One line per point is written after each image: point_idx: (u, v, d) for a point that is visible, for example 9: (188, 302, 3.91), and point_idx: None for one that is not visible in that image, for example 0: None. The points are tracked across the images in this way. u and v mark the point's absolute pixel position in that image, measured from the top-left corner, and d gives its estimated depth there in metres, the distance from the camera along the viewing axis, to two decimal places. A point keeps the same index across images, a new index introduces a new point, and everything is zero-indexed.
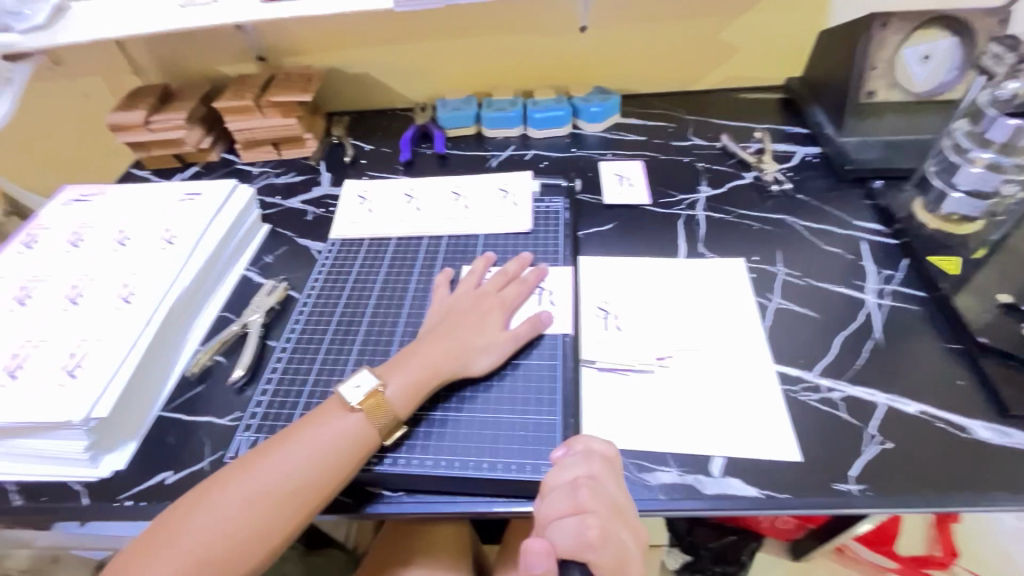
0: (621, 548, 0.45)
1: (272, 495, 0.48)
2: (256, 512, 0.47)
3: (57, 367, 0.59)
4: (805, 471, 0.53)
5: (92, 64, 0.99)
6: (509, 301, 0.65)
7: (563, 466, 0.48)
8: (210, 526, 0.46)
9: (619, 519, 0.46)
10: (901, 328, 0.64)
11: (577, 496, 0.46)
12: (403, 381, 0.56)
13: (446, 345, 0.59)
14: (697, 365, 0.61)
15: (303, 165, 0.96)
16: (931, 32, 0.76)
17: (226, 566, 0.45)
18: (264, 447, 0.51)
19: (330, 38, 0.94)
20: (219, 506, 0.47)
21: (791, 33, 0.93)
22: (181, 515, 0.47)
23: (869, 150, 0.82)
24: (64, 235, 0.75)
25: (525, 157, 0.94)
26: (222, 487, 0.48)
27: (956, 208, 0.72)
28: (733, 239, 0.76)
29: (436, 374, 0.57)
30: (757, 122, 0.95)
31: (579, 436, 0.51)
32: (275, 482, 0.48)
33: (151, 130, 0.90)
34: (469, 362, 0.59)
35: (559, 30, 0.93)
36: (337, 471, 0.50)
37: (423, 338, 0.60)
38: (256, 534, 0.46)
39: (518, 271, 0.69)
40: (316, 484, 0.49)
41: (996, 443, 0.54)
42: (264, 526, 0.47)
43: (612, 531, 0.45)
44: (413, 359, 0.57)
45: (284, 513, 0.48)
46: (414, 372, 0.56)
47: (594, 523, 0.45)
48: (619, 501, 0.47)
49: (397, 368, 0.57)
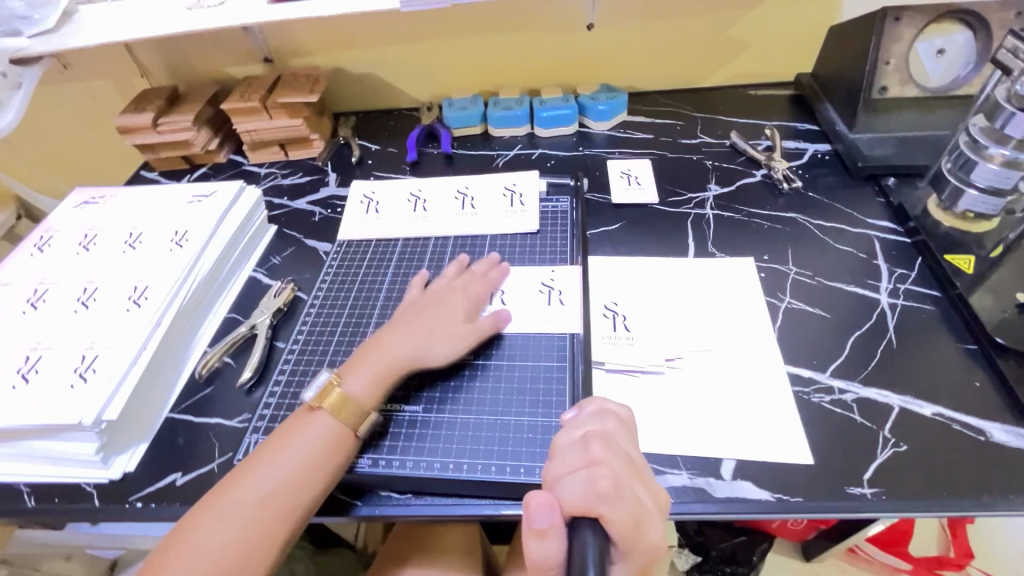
0: (638, 505, 0.39)
1: (269, 496, 0.48)
2: (256, 515, 0.47)
3: (68, 370, 0.59)
4: (818, 475, 0.52)
5: (101, 67, 0.99)
6: (472, 295, 0.64)
7: (575, 424, 0.46)
8: (210, 528, 0.46)
9: (633, 477, 0.41)
10: (915, 329, 0.63)
11: (589, 450, 0.42)
12: (364, 376, 0.56)
13: (404, 338, 0.59)
14: (707, 367, 0.61)
15: (309, 166, 0.96)
16: (946, 25, 0.75)
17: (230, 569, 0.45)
18: (253, 454, 0.51)
19: (335, 39, 0.94)
20: (218, 514, 0.47)
21: (801, 28, 0.91)
22: (182, 528, 0.47)
23: (882, 146, 0.81)
24: (74, 238, 0.76)
25: (532, 156, 0.93)
26: (218, 497, 0.48)
27: (970, 206, 0.71)
28: (742, 238, 0.75)
29: (395, 366, 0.57)
30: (766, 120, 0.94)
31: (591, 399, 0.50)
32: (269, 484, 0.49)
33: (159, 132, 0.90)
34: (428, 352, 0.58)
35: (565, 29, 0.92)
36: (328, 465, 0.51)
37: (384, 333, 0.60)
38: (259, 536, 0.47)
39: (486, 271, 0.68)
40: (311, 481, 0.50)
41: (1013, 446, 0.53)
42: (263, 526, 0.47)
43: (626, 485, 0.40)
44: (371, 354, 0.58)
45: (283, 512, 0.48)
46: (370, 365, 0.57)
47: (605, 475, 0.39)
48: (634, 460, 0.43)
49: (353, 364, 0.57)
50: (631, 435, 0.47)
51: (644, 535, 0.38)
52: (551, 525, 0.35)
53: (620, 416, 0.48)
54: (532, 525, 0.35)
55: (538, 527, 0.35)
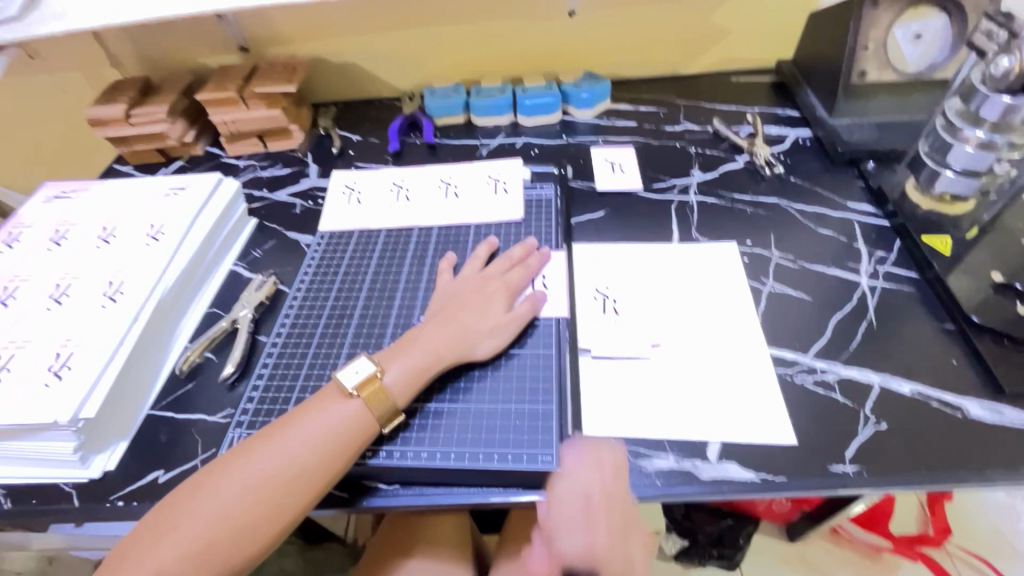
0: (628, 551, 0.47)
1: (273, 482, 0.47)
2: (258, 498, 0.46)
3: (41, 368, 0.57)
4: (800, 455, 0.53)
5: (69, 57, 0.96)
6: (513, 284, 0.64)
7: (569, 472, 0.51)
8: (211, 510, 0.45)
9: (626, 524, 0.48)
10: (895, 310, 0.64)
11: (586, 505, 0.49)
12: (403, 368, 0.55)
13: (449, 331, 0.58)
14: (693, 351, 0.61)
15: (289, 157, 0.94)
16: (921, 11, 0.75)
17: (228, 553, 0.45)
18: (262, 434, 0.50)
19: (314, 27, 0.92)
20: (220, 492, 0.46)
21: (781, 14, 0.92)
22: (183, 501, 0.46)
23: (861, 131, 0.82)
24: (45, 233, 0.74)
25: (516, 145, 0.92)
26: (223, 474, 0.48)
27: (947, 187, 0.72)
28: (726, 223, 0.75)
29: (438, 361, 0.56)
30: (748, 106, 0.94)
31: (588, 440, 0.53)
32: (274, 468, 0.48)
33: (133, 124, 0.88)
34: (471, 346, 0.58)
35: (547, 15, 0.92)
36: (336, 457, 0.50)
37: (426, 324, 0.59)
38: (258, 520, 0.46)
39: (523, 257, 0.68)
40: (317, 472, 0.49)
41: (989, 421, 0.54)
42: (265, 514, 0.46)
43: (618, 544, 0.47)
44: (413, 345, 0.57)
45: (286, 499, 0.47)
46: (415, 358, 0.56)
47: (600, 531, 0.47)
48: (627, 509, 0.49)
49: (396, 354, 0.56)
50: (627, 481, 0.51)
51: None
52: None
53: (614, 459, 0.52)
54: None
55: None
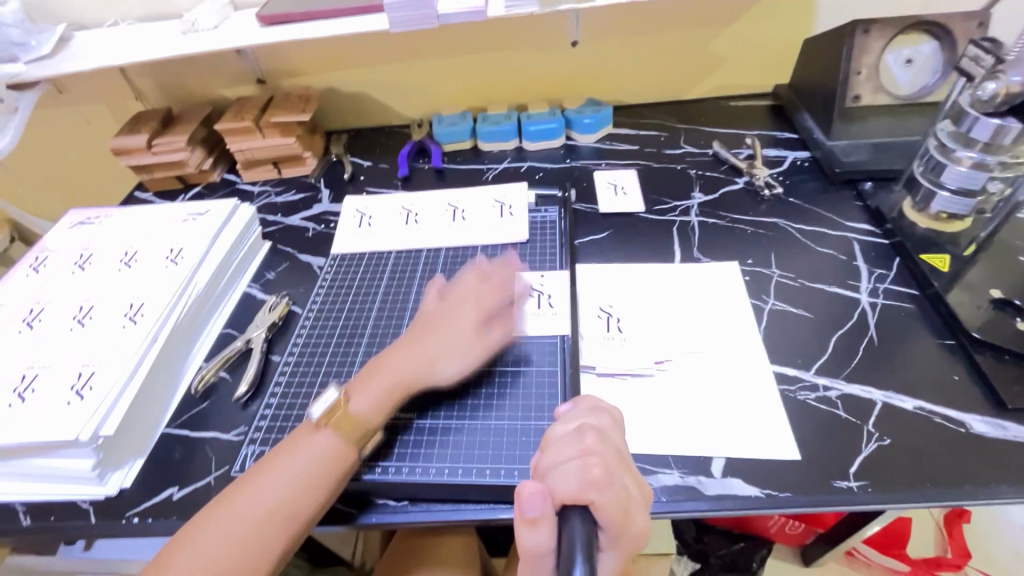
0: (626, 496, 0.39)
1: (257, 522, 0.48)
2: (256, 528, 0.48)
3: (64, 387, 0.59)
4: (805, 470, 0.53)
5: (96, 91, 1.01)
6: (483, 305, 0.64)
7: (570, 419, 0.46)
8: (197, 558, 0.46)
9: (624, 469, 0.42)
10: (896, 327, 0.65)
11: (584, 440, 0.42)
12: (370, 395, 0.56)
13: (410, 355, 0.59)
14: (696, 368, 0.62)
15: (302, 183, 0.98)
16: (913, 36, 0.79)
17: None
18: (243, 477, 0.51)
19: (328, 59, 0.97)
20: (204, 539, 0.47)
21: (776, 42, 0.95)
22: (167, 551, 0.47)
23: (857, 152, 0.84)
24: (69, 258, 0.77)
25: (521, 169, 0.95)
26: (205, 520, 0.48)
27: (944, 206, 0.73)
28: (727, 243, 0.77)
29: (404, 386, 0.58)
30: (747, 129, 0.97)
31: (585, 397, 0.50)
32: (257, 508, 0.49)
33: (154, 153, 0.92)
34: (435, 369, 0.59)
35: (551, 46, 0.96)
36: (330, 482, 0.51)
37: (394, 349, 0.61)
38: (255, 547, 0.47)
39: (497, 273, 0.68)
40: (303, 506, 0.50)
41: (993, 437, 0.54)
42: (252, 554, 0.47)
43: (615, 474, 0.40)
44: (381, 371, 0.58)
45: (282, 526, 0.49)
46: (378, 385, 0.57)
47: (598, 463, 0.40)
48: (624, 454, 0.44)
49: (362, 382, 0.57)
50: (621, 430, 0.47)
51: (632, 523, 0.39)
52: (544, 514, 0.35)
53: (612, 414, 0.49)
54: (524, 514, 0.35)
55: (529, 516, 0.35)
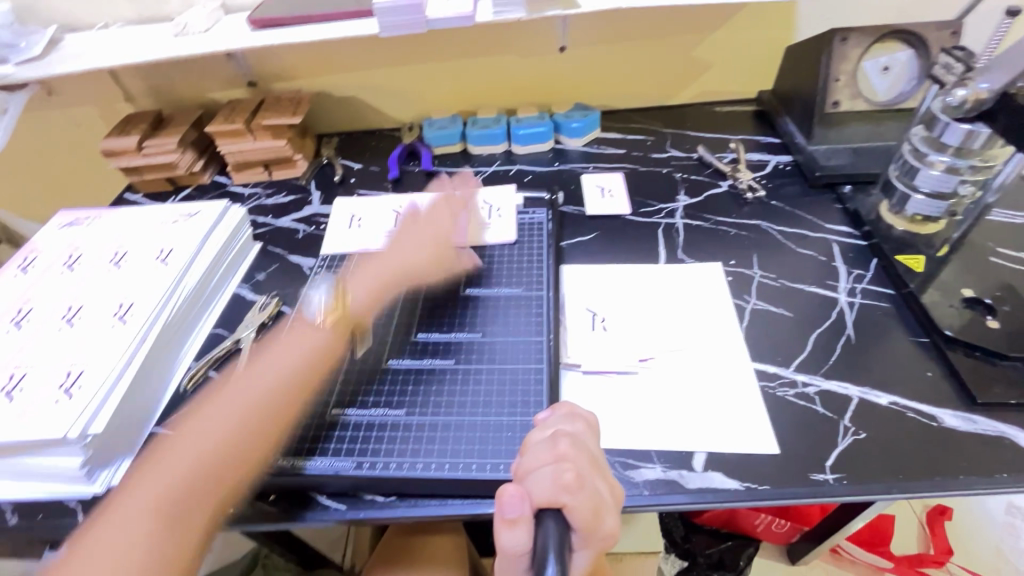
0: (598, 498, 0.40)
1: (228, 428, 0.54)
2: (230, 425, 0.54)
3: (52, 386, 0.60)
4: (783, 464, 0.55)
5: (86, 93, 1.01)
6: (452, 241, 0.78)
7: (546, 424, 0.46)
8: (178, 458, 0.52)
9: (596, 472, 0.42)
10: (872, 325, 0.67)
11: (558, 446, 0.42)
12: (365, 288, 0.70)
13: (411, 258, 0.74)
14: (679, 366, 0.64)
15: (293, 185, 0.99)
16: (889, 45, 0.81)
17: (196, 487, 0.51)
18: (195, 403, 0.57)
19: (319, 63, 0.98)
20: (183, 441, 0.53)
21: (759, 49, 0.98)
22: (152, 456, 0.52)
23: (837, 157, 0.86)
24: (58, 258, 0.77)
25: (510, 172, 0.97)
26: (182, 429, 0.54)
27: (917, 209, 0.75)
28: (710, 245, 0.79)
29: (397, 272, 0.72)
30: (731, 134, 0.99)
31: (563, 403, 0.49)
32: (226, 419, 0.55)
33: (144, 155, 0.92)
34: (418, 275, 0.73)
35: (539, 51, 0.97)
36: (297, 383, 0.59)
37: (382, 258, 0.74)
38: (234, 447, 0.53)
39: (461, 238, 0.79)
40: (269, 418, 0.56)
41: (963, 430, 0.56)
42: (223, 454, 0.53)
43: (588, 478, 0.40)
44: (376, 265, 0.73)
45: (257, 426, 0.55)
46: (371, 279, 0.71)
47: (571, 467, 0.40)
48: (597, 456, 0.43)
49: (360, 275, 0.72)
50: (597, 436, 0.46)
51: (602, 525, 0.39)
52: (522, 515, 0.37)
53: (588, 419, 0.48)
54: (503, 516, 0.37)
55: (509, 517, 0.36)
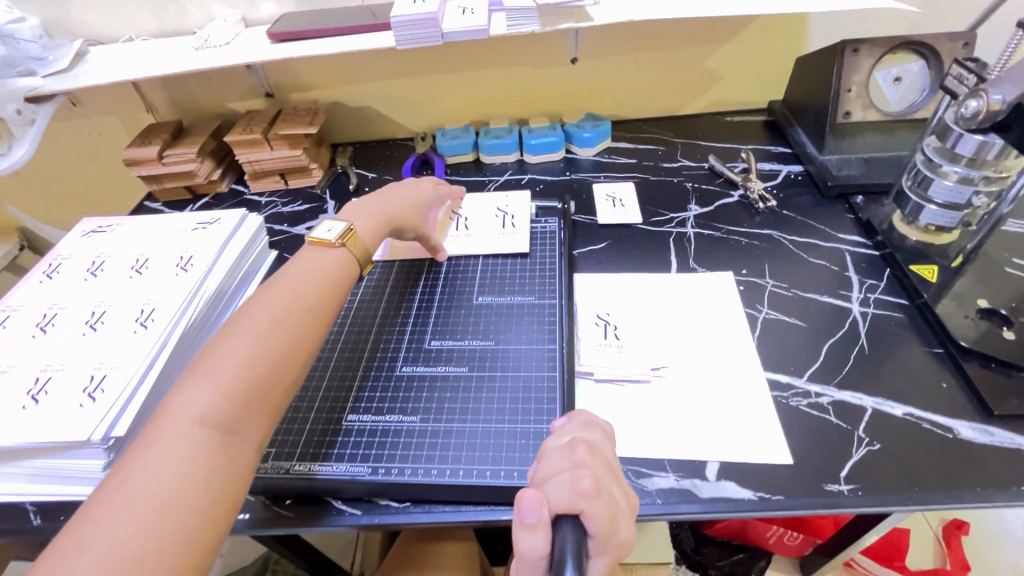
0: (615, 505, 0.40)
1: (245, 375, 0.48)
2: (287, 322, 0.53)
3: (76, 390, 0.61)
4: (796, 474, 0.55)
5: (109, 104, 1.04)
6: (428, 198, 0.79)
7: (563, 433, 0.47)
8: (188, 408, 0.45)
9: (613, 480, 0.42)
10: (885, 336, 0.66)
11: (575, 453, 0.42)
12: (362, 219, 0.67)
13: (401, 204, 0.73)
14: (692, 375, 0.64)
15: (309, 194, 1.00)
16: (901, 56, 0.82)
17: (226, 440, 0.46)
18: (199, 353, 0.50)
19: (335, 74, 1.00)
20: (194, 394, 0.46)
21: (770, 60, 0.98)
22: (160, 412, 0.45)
23: (849, 167, 0.86)
24: (81, 265, 0.79)
25: (522, 181, 0.98)
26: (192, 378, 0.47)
27: (931, 219, 0.75)
28: (722, 254, 0.79)
29: (391, 214, 0.71)
30: (742, 144, 1.00)
31: (579, 412, 0.50)
32: (245, 363, 0.49)
33: (164, 164, 0.94)
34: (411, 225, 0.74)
35: (551, 63, 0.98)
36: (332, 290, 0.59)
37: (377, 200, 0.71)
38: (285, 351, 0.52)
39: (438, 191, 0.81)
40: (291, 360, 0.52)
41: (980, 442, 0.56)
42: (245, 402, 0.48)
43: (605, 485, 0.40)
44: (371, 205, 0.70)
45: (300, 322, 0.54)
46: (368, 214, 0.68)
47: (588, 474, 0.40)
48: (613, 464, 0.44)
49: (361, 214, 0.68)
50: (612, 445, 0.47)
51: (619, 533, 0.39)
52: (540, 520, 0.36)
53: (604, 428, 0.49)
54: (522, 520, 0.36)
55: (528, 522, 0.36)
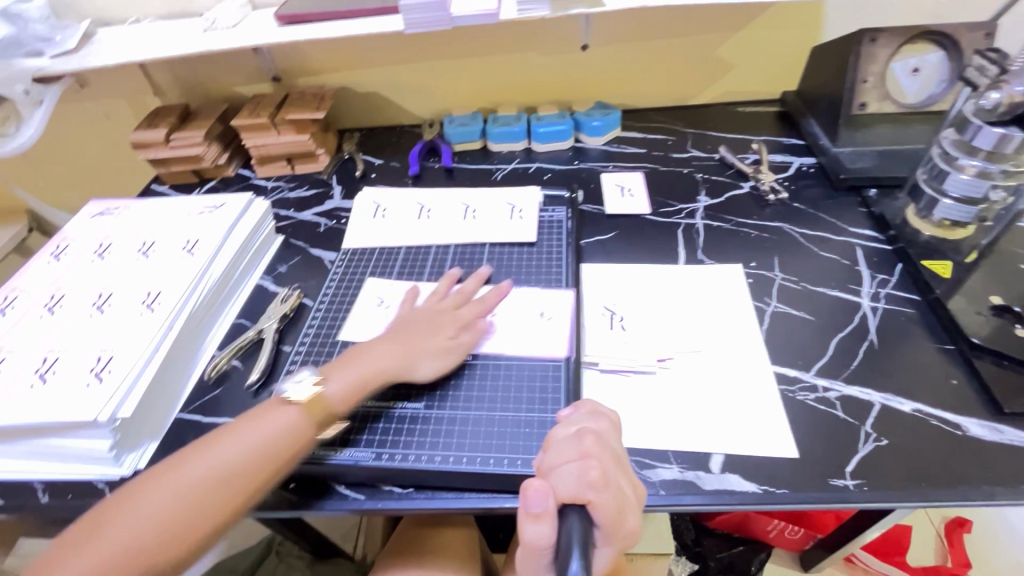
0: (622, 496, 0.40)
1: (198, 486, 0.49)
2: (257, 449, 0.52)
3: (84, 370, 0.62)
4: (802, 468, 0.54)
5: (115, 85, 1.04)
6: (464, 318, 0.65)
7: (570, 421, 0.47)
8: (138, 514, 0.47)
9: (620, 470, 0.42)
10: (895, 331, 0.66)
11: (583, 443, 0.42)
12: (345, 378, 0.58)
13: (395, 355, 0.61)
14: (698, 367, 0.63)
15: (315, 179, 1.00)
16: (920, 45, 0.80)
17: (153, 554, 0.47)
18: (191, 447, 0.53)
19: (342, 58, 0.99)
20: (149, 498, 0.48)
21: (784, 49, 0.96)
22: (116, 507, 0.48)
23: (863, 159, 0.85)
24: (89, 247, 0.79)
25: (529, 169, 0.97)
26: (156, 480, 0.50)
27: (945, 214, 0.74)
28: (731, 246, 0.78)
29: (379, 369, 0.59)
30: (754, 135, 0.98)
31: (587, 402, 0.51)
32: (203, 473, 0.50)
33: (171, 147, 0.94)
34: (414, 367, 0.61)
35: (561, 49, 0.97)
36: (262, 469, 0.52)
37: (376, 340, 0.62)
38: (180, 529, 0.48)
39: (478, 292, 0.69)
40: (243, 480, 0.51)
41: (989, 440, 0.55)
42: (187, 516, 0.48)
43: (612, 476, 0.40)
44: (358, 360, 0.60)
45: (208, 507, 0.49)
46: (353, 375, 0.58)
47: (596, 465, 0.40)
48: (620, 454, 0.44)
49: (341, 368, 0.59)
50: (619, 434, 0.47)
51: (625, 523, 0.39)
52: (546, 510, 0.36)
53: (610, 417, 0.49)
54: (528, 509, 0.36)
55: (534, 511, 0.35)
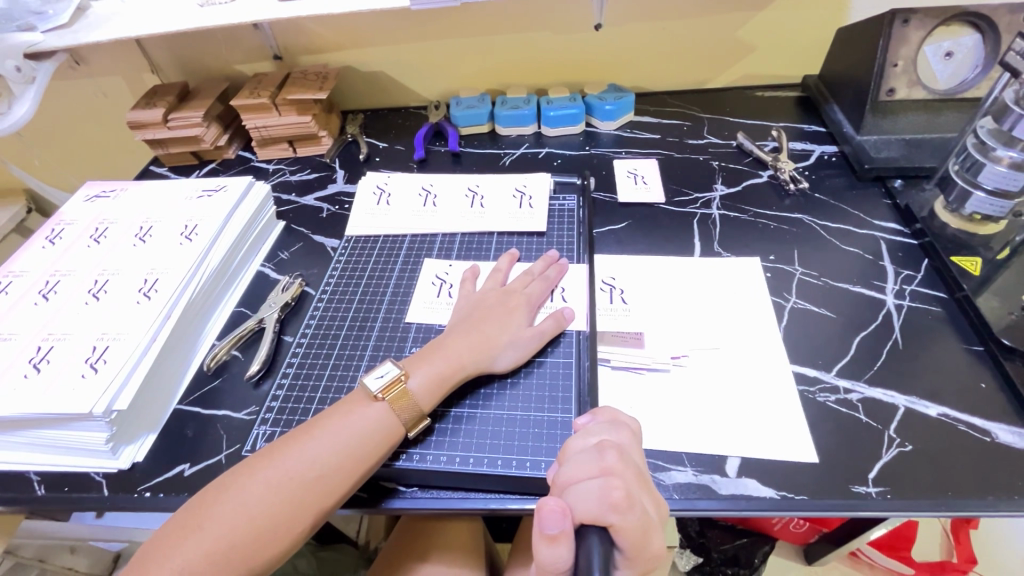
0: (646, 517, 0.38)
1: (297, 482, 0.48)
2: (349, 446, 0.51)
3: (79, 360, 0.60)
4: (822, 474, 0.52)
5: (112, 62, 1.00)
6: (531, 299, 0.64)
7: (589, 432, 0.45)
8: (234, 511, 0.46)
9: (643, 488, 0.40)
10: (921, 330, 0.63)
11: (604, 458, 0.40)
12: (427, 373, 0.56)
13: (472, 344, 0.59)
14: (713, 365, 0.61)
15: (318, 163, 0.97)
16: (954, 28, 0.75)
17: (249, 554, 0.45)
18: (284, 439, 0.51)
19: (345, 37, 0.95)
20: (245, 494, 0.47)
21: (809, 30, 0.92)
22: (210, 501, 0.47)
23: (889, 148, 0.81)
24: (85, 231, 0.77)
25: (538, 155, 0.93)
26: (250, 475, 0.48)
27: (978, 208, 0.70)
28: (749, 238, 0.75)
29: (459, 362, 0.57)
30: (773, 121, 0.94)
31: (604, 409, 0.49)
32: (299, 470, 0.48)
33: (169, 128, 0.91)
34: (494, 357, 0.59)
35: (573, 28, 0.93)
36: (357, 466, 0.50)
37: (450, 332, 0.61)
38: (280, 525, 0.47)
39: (543, 270, 0.68)
40: (338, 477, 0.49)
41: (1019, 447, 0.53)
42: (284, 515, 0.47)
43: (636, 495, 0.38)
44: (437, 353, 0.58)
45: (304, 504, 0.48)
46: (439, 365, 0.57)
47: (619, 484, 0.38)
48: (642, 470, 0.42)
49: (422, 361, 0.57)
50: (639, 446, 0.46)
51: (649, 544, 0.37)
52: (563, 532, 0.34)
53: (630, 427, 0.48)
54: (543, 531, 0.34)
55: (549, 533, 0.34)
